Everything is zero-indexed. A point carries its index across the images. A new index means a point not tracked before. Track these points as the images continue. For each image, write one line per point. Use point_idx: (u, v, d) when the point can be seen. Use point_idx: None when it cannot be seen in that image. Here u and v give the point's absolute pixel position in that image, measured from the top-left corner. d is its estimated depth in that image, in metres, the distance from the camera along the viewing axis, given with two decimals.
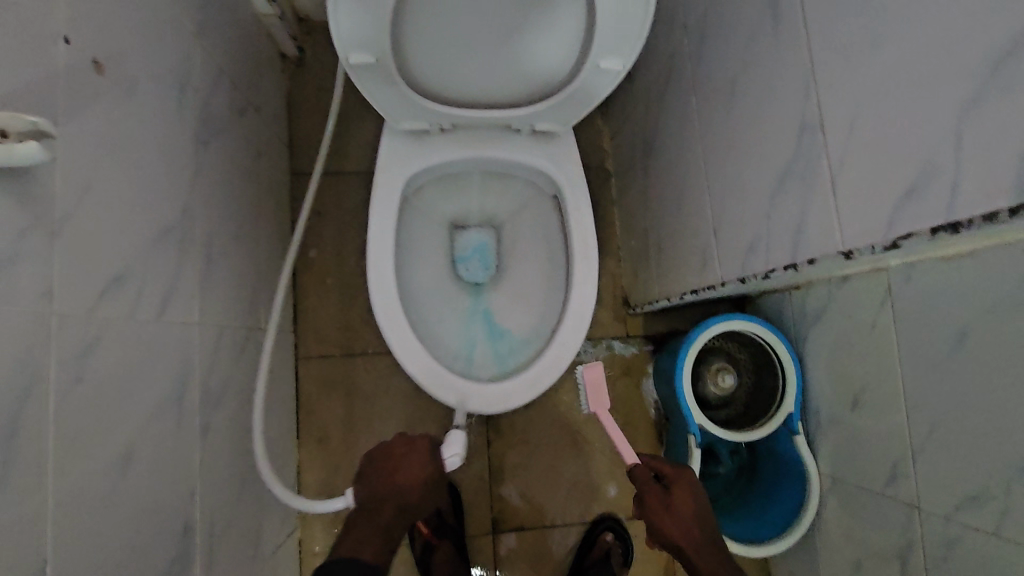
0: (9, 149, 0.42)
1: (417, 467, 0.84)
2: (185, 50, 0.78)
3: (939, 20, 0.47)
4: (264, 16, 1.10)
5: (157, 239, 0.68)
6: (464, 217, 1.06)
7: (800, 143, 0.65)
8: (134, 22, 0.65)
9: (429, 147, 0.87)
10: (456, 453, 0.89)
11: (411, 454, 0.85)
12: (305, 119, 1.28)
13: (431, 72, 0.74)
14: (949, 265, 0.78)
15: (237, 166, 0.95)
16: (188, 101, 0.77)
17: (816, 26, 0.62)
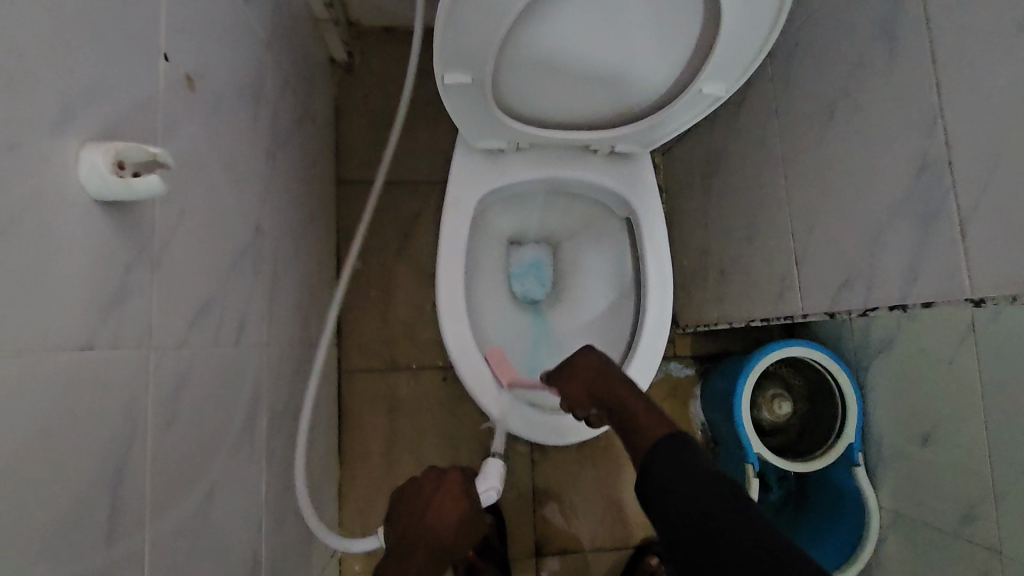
0: (130, 183, 0.38)
1: (453, 505, 0.81)
2: (258, 60, 0.75)
3: None
4: (319, 20, 1.06)
5: (234, 261, 0.65)
6: (523, 234, 1.04)
7: (920, 179, 0.62)
8: (219, 34, 0.61)
9: (503, 165, 0.83)
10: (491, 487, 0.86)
11: (442, 491, 0.82)
12: (352, 126, 1.24)
13: (520, 92, 0.69)
14: None
15: (296, 177, 0.92)
16: (260, 113, 0.74)
17: (945, 57, 0.58)
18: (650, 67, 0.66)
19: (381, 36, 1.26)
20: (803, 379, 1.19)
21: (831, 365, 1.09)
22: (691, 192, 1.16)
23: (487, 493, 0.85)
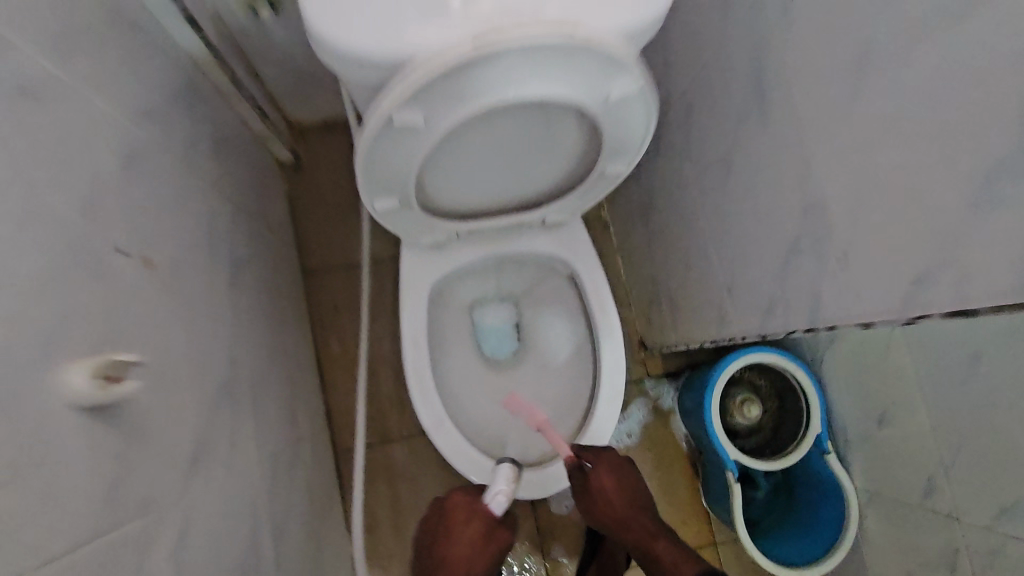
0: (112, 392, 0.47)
1: (466, 530, 0.76)
2: (207, 202, 0.81)
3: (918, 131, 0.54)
4: (261, 135, 1.14)
5: (217, 396, 0.71)
6: (483, 297, 1.07)
7: (805, 220, 0.71)
8: (172, 207, 0.69)
9: (448, 254, 0.92)
10: (500, 493, 0.78)
11: (473, 519, 0.77)
12: (310, 219, 1.31)
13: (443, 195, 0.77)
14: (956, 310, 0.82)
15: (261, 290, 0.98)
16: (218, 252, 0.81)
17: (800, 118, 0.68)
18: (565, 153, 0.72)
19: (324, 128, 1.33)
20: (768, 379, 1.26)
21: (790, 367, 1.16)
22: (635, 226, 1.24)
23: (495, 499, 0.78)
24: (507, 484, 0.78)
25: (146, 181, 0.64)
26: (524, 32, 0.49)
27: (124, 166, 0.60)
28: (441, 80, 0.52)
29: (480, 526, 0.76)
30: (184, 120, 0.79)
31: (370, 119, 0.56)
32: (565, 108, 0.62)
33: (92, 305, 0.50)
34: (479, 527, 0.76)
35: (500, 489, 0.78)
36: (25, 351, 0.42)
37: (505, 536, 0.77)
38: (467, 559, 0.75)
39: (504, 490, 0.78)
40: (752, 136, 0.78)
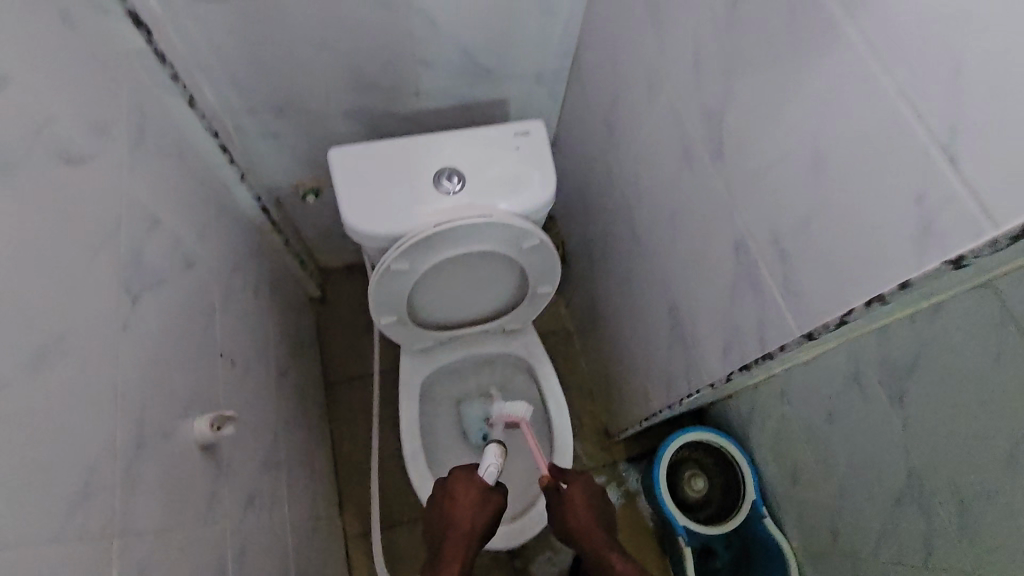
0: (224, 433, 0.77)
1: (466, 498, 0.94)
2: (263, 325, 1.16)
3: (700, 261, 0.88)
4: (299, 277, 1.52)
5: (266, 460, 0.99)
6: (465, 393, 1.34)
7: (671, 317, 1.04)
8: (245, 327, 1.04)
9: (434, 357, 1.23)
10: (491, 464, 0.96)
11: (472, 489, 0.94)
12: (332, 340, 1.65)
13: (428, 313, 1.10)
14: (805, 380, 1.09)
15: (294, 391, 1.29)
16: (269, 359, 1.14)
17: (654, 252, 1.04)
18: (509, 283, 1.08)
19: (346, 270, 1.72)
20: (713, 456, 1.46)
21: (722, 441, 1.41)
22: (589, 333, 1.56)
23: (488, 469, 0.96)
24: (497, 458, 0.97)
25: (233, 311, 1.00)
26: (467, 218, 0.86)
27: (222, 301, 0.95)
28: (419, 246, 0.88)
29: (477, 491, 0.94)
30: (254, 269, 1.16)
31: (377, 268, 0.91)
32: (501, 258, 0.98)
33: (204, 383, 0.81)
34: (478, 495, 0.94)
35: (490, 464, 0.96)
36: (174, 404, 0.72)
37: (498, 499, 0.95)
38: (470, 519, 0.93)
39: (494, 462, 0.97)
40: (636, 263, 1.13)
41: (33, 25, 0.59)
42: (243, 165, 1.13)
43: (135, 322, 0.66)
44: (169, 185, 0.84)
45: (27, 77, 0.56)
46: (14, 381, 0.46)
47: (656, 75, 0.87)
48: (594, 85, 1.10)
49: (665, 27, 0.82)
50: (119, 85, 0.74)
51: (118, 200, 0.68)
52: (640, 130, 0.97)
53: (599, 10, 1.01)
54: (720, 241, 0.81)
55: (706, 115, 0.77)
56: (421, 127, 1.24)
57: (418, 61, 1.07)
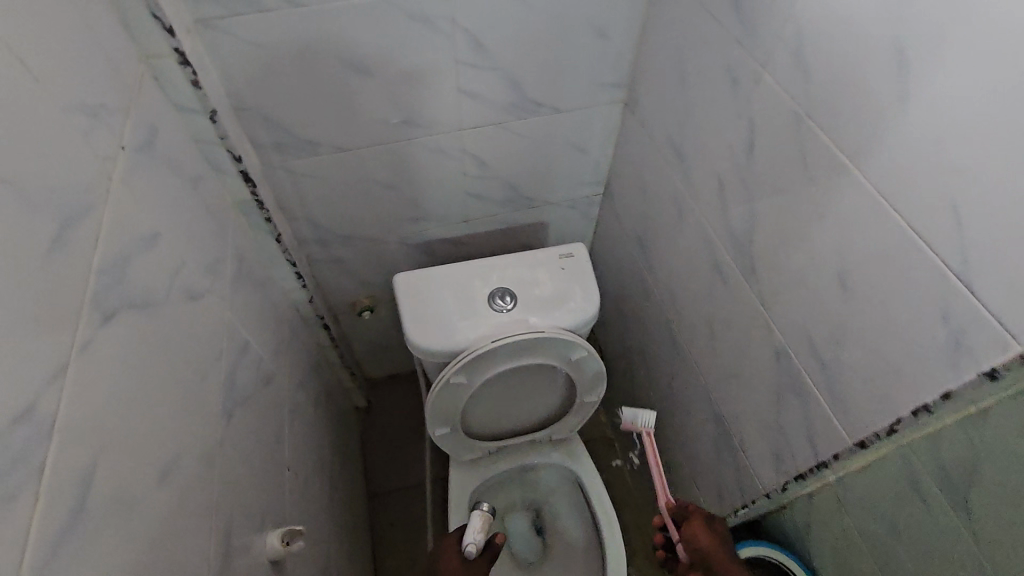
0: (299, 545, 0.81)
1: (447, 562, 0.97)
2: (318, 435, 1.21)
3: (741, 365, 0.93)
4: (347, 388, 1.59)
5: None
6: (512, 503, 1.34)
7: (717, 423, 1.06)
8: (305, 439, 1.09)
9: (482, 467, 1.25)
10: (471, 542, 0.94)
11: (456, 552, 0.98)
12: (375, 451, 1.68)
13: (480, 424, 1.14)
14: None
15: (341, 503, 1.29)
16: (322, 471, 1.17)
17: (695, 359, 1.08)
18: (557, 391, 1.12)
19: (390, 380, 1.79)
20: None
21: None
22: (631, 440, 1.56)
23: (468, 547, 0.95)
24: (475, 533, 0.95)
25: (297, 423, 1.05)
26: (522, 334, 0.93)
27: (289, 414, 1.01)
28: (477, 362, 0.95)
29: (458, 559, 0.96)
30: (313, 383, 1.24)
31: (436, 381, 0.97)
32: (551, 369, 1.03)
33: (274, 497, 0.85)
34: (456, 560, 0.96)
35: (471, 541, 0.94)
36: (251, 520, 0.76)
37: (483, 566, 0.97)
38: None
39: (473, 542, 0.95)
40: (676, 370, 1.17)
41: (174, 190, 0.72)
42: (312, 287, 1.25)
43: (228, 440, 0.73)
44: (255, 312, 0.95)
45: (169, 231, 0.68)
46: (150, 498, 0.52)
47: (685, 202, 0.98)
48: (626, 209, 1.23)
49: (690, 164, 0.94)
50: (226, 228, 0.88)
51: (223, 327, 0.78)
52: (673, 249, 1.06)
53: (627, 148, 1.15)
54: (760, 350, 0.86)
55: (735, 238, 0.86)
56: (468, 249, 1.37)
57: (468, 194, 1.21)
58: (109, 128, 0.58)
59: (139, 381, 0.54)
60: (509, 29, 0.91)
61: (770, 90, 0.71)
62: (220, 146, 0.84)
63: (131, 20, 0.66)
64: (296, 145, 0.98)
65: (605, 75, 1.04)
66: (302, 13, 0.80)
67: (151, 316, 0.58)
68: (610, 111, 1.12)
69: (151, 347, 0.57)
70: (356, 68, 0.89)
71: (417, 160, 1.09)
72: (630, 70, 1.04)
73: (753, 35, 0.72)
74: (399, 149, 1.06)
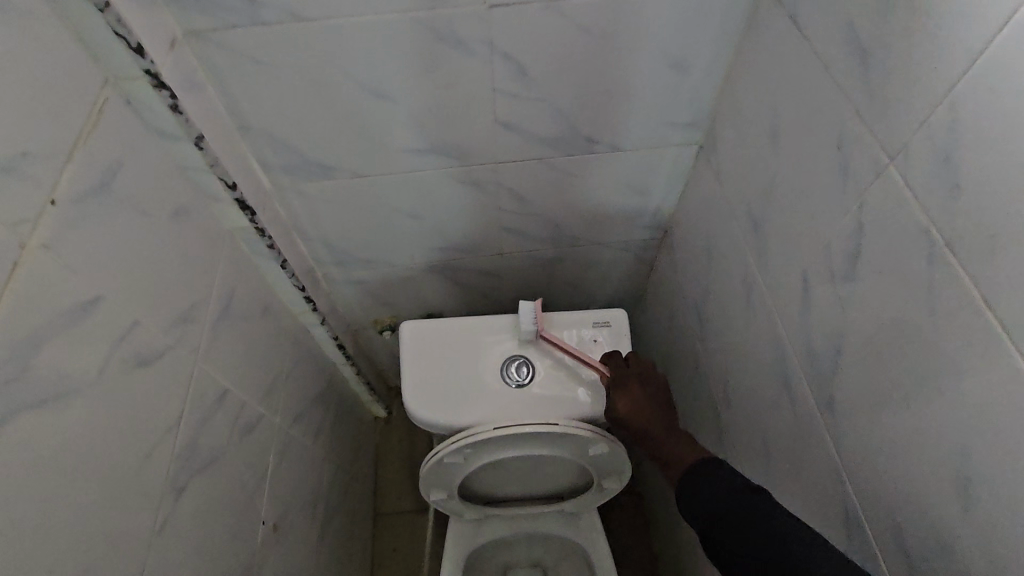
0: None
1: None
2: (317, 466, 1.14)
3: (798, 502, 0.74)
4: (365, 400, 1.52)
5: None
6: (515, 564, 1.23)
7: None
8: (295, 477, 1.01)
9: (485, 527, 1.14)
10: None
11: None
12: (388, 465, 1.61)
13: (484, 492, 1.02)
14: None
15: (337, 532, 1.23)
16: (314, 507, 1.10)
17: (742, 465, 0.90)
18: (573, 473, 0.98)
19: None
20: None
21: None
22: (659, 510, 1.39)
23: None
24: None
25: (286, 463, 0.98)
26: (531, 423, 0.79)
27: (276, 456, 0.93)
28: (478, 444, 0.82)
29: None
30: (318, 408, 1.16)
31: (431, 455, 0.86)
32: (565, 458, 0.88)
33: (236, 563, 0.78)
34: None
35: None
36: None
37: None
38: None
39: None
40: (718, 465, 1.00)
41: (141, 233, 0.63)
42: (329, 307, 1.16)
43: (174, 521, 0.64)
44: (246, 350, 0.86)
45: (124, 289, 0.59)
46: None
47: (756, 285, 0.79)
48: (685, 265, 1.04)
49: (768, 244, 0.74)
50: (215, 262, 0.78)
51: (190, 386, 0.69)
52: (733, 332, 0.88)
53: (696, 197, 0.96)
54: (826, 501, 0.67)
55: (812, 356, 0.67)
56: (502, 281, 1.23)
57: (504, 228, 1.07)
58: (31, 186, 0.48)
59: (22, 505, 0.45)
60: (560, 58, 0.74)
61: (894, 191, 0.51)
62: (212, 175, 0.74)
63: (93, 40, 0.55)
64: (308, 169, 0.87)
65: (677, 114, 0.85)
66: (309, 32, 0.67)
67: (63, 412, 0.50)
68: (680, 153, 0.93)
69: (54, 452, 0.48)
70: (375, 94, 0.76)
71: (445, 190, 0.95)
72: (711, 111, 0.85)
73: (880, 112, 0.52)
74: (425, 179, 0.92)
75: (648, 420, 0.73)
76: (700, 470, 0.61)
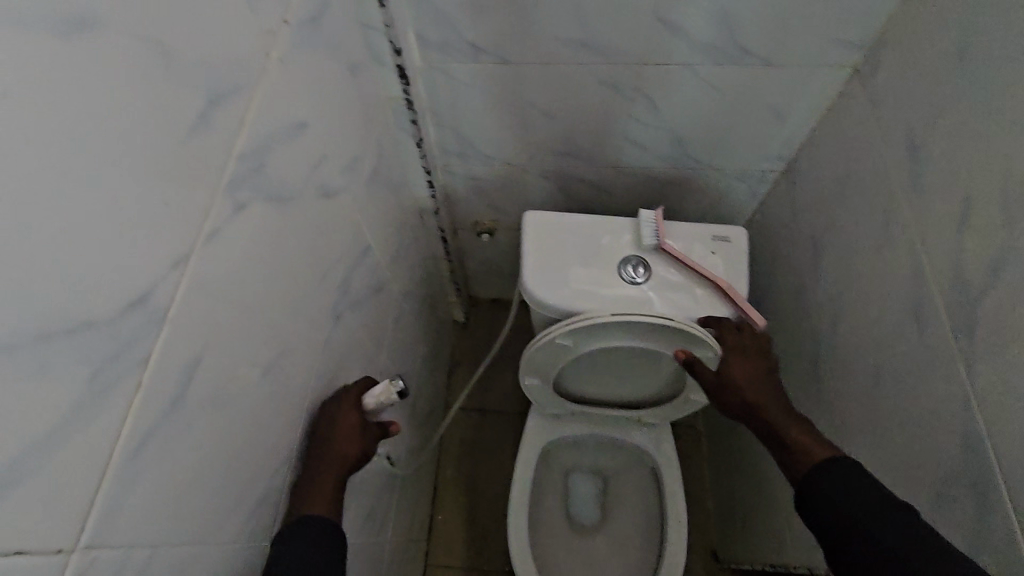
0: None
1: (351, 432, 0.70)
2: (415, 345, 1.23)
3: (900, 426, 0.76)
4: (451, 301, 1.60)
5: (384, 478, 1.03)
6: (580, 466, 1.31)
7: None
8: (402, 347, 1.10)
9: (563, 424, 1.21)
10: None
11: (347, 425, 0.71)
12: (462, 367, 1.70)
13: (575, 385, 1.08)
14: None
15: (421, 409, 1.33)
16: (410, 379, 1.19)
17: (838, 395, 0.91)
18: (662, 379, 1.02)
19: (493, 304, 1.77)
20: None
21: None
22: (721, 443, 1.42)
23: None
24: None
25: (398, 331, 1.07)
26: (649, 316, 0.83)
27: (392, 322, 1.02)
28: (591, 328, 0.87)
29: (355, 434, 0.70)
30: (421, 293, 1.24)
31: (540, 335, 0.91)
32: (665, 358, 0.93)
33: None
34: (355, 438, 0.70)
35: None
36: None
37: None
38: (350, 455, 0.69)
39: None
40: (808, 398, 1.01)
41: (332, 76, 0.68)
42: (442, 198, 1.21)
43: (331, 342, 0.73)
44: (383, 217, 0.93)
45: (319, 123, 0.65)
46: (242, 398, 0.52)
47: (900, 213, 0.78)
48: (809, 198, 1.02)
49: (926, 170, 0.73)
50: (372, 124, 0.84)
51: (349, 231, 0.76)
52: (859, 264, 0.87)
53: (838, 126, 0.93)
54: (942, 424, 0.68)
55: (959, 280, 0.66)
56: (608, 197, 1.24)
57: (628, 139, 1.07)
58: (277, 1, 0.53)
59: (255, 281, 0.53)
60: None
61: None
62: (384, 35, 0.81)
63: None
64: (459, 49, 0.89)
65: (845, 29, 0.82)
66: None
67: (281, 214, 0.57)
68: (832, 75, 0.90)
69: (273, 246, 0.56)
70: None
71: (583, 89, 0.96)
72: (882, 29, 0.81)
73: None
74: (567, 75, 0.93)
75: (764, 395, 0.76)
76: (827, 469, 0.65)
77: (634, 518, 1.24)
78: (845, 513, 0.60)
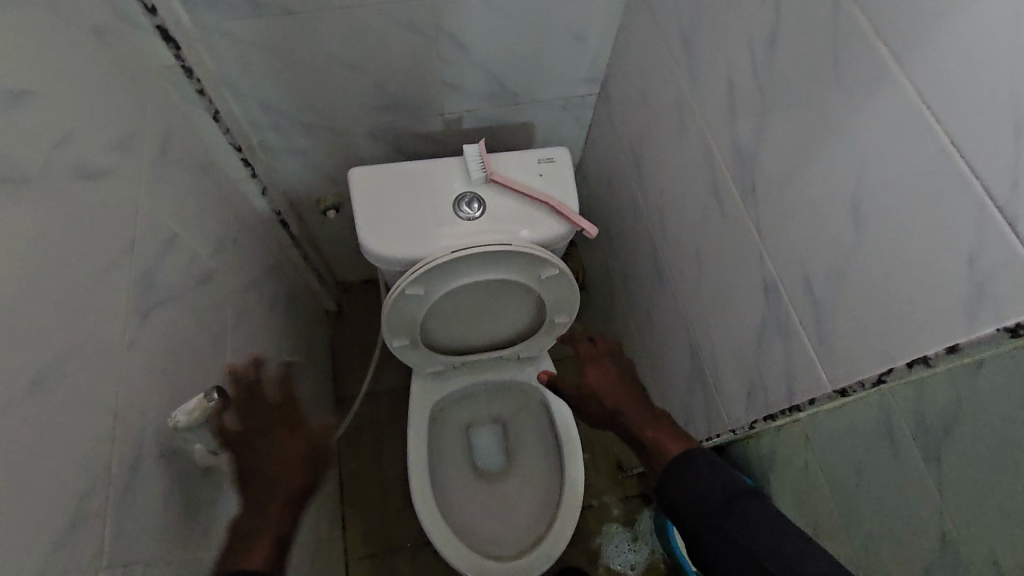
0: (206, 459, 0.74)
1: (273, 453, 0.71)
2: (275, 338, 1.15)
3: (724, 295, 0.84)
4: (315, 290, 1.52)
5: (265, 479, 0.97)
6: (477, 418, 1.32)
7: (692, 355, 0.99)
8: (255, 341, 1.02)
9: (447, 380, 1.20)
10: None
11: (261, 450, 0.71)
12: (344, 355, 1.63)
13: (445, 338, 1.07)
14: None
15: (301, 405, 1.26)
16: (277, 375, 1.12)
17: (678, 286, 1.00)
18: (525, 310, 1.05)
19: (364, 286, 1.71)
20: None
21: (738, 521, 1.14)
22: None
23: None
24: None
25: (245, 325, 0.99)
26: (491, 246, 0.84)
27: (234, 315, 0.94)
28: (439, 271, 0.86)
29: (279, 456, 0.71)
30: (269, 283, 1.15)
31: (391, 292, 0.89)
32: (519, 287, 0.95)
33: None
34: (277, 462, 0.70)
35: None
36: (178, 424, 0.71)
37: None
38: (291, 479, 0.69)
39: None
40: (658, 296, 1.09)
41: (60, 42, 0.59)
42: (267, 179, 1.13)
43: (142, 341, 0.65)
44: (190, 201, 0.84)
45: (52, 95, 0.56)
46: (8, 412, 0.45)
47: (688, 107, 0.85)
48: (622, 114, 1.08)
49: (699, 61, 0.80)
50: (143, 99, 0.75)
51: (137, 218, 0.68)
52: (669, 162, 0.94)
53: (630, 39, 0.99)
54: (750, 282, 0.77)
55: (738, 153, 0.74)
56: (445, 149, 1.23)
57: (445, 83, 1.06)
58: None
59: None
60: None
61: None
62: None
63: None
64: (230, 5, 0.82)
65: None
66: None
67: (16, 198, 0.49)
68: None
69: (15, 235, 0.48)
70: None
71: (382, 36, 0.93)
72: None
73: None
74: (360, 21, 0.90)
75: (618, 401, 0.81)
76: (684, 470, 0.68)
77: (536, 451, 1.28)
78: (705, 515, 0.64)
